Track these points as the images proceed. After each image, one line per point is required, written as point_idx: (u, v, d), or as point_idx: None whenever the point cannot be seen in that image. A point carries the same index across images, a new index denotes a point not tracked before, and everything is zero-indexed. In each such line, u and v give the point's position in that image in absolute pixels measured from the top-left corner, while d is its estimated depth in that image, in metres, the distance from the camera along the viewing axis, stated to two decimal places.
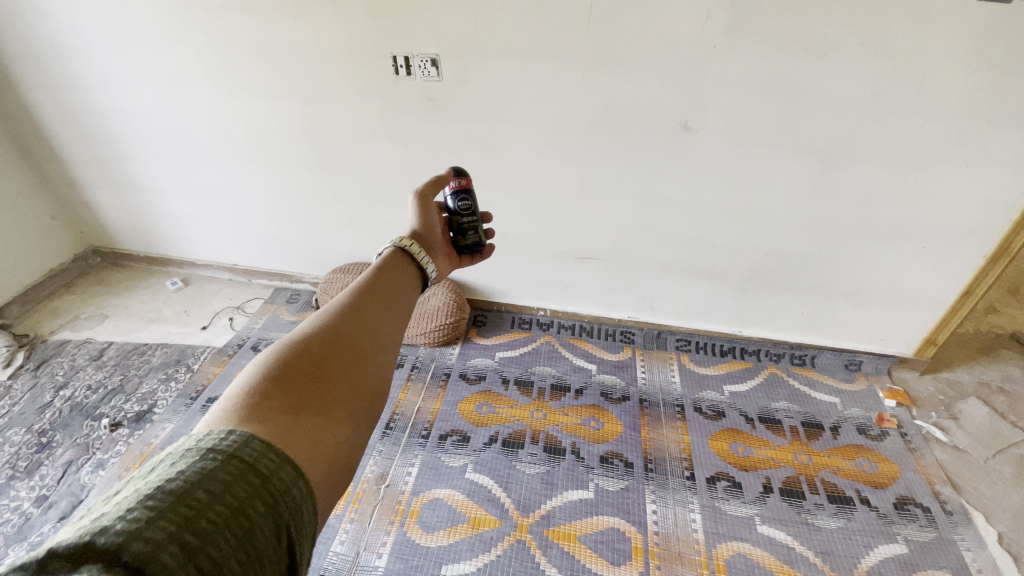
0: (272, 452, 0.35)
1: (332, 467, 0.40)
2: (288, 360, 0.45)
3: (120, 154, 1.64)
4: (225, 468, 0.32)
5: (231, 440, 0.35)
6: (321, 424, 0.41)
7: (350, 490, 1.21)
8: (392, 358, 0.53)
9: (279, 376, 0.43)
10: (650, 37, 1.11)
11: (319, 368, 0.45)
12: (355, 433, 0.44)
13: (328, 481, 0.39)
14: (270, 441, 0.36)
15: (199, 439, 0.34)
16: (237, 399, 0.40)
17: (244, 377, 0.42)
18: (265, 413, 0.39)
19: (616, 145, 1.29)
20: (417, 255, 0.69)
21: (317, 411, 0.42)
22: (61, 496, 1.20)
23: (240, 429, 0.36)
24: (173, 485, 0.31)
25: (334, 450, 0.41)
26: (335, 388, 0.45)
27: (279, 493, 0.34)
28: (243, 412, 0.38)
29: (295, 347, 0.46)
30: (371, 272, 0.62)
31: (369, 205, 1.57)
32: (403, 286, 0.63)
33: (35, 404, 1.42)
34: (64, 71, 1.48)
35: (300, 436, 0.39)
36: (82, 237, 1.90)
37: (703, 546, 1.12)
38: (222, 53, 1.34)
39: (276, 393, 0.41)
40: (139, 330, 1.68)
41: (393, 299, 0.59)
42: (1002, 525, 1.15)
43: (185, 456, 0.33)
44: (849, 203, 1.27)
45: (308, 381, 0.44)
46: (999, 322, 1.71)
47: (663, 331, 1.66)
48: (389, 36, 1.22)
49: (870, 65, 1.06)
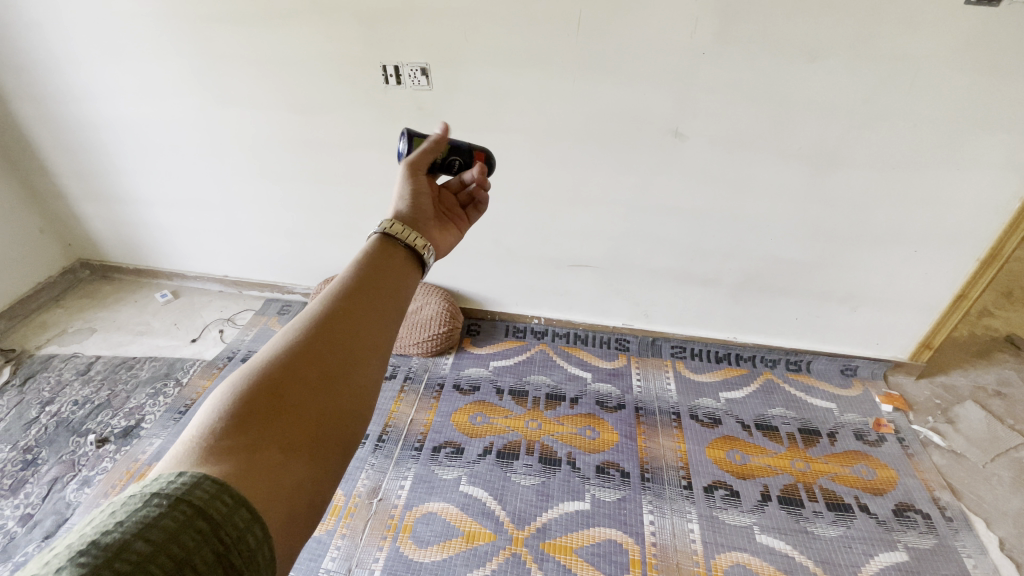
0: (226, 494, 0.34)
1: (291, 507, 0.39)
2: (249, 393, 0.42)
3: (108, 166, 1.63)
4: (170, 514, 0.32)
5: (179, 482, 0.34)
6: (281, 462, 0.39)
7: (342, 505, 1.18)
8: (374, 371, 0.49)
9: (239, 411, 0.40)
10: (640, 45, 1.11)
11: (283, 396, 0.42)
12: (320, 470, 0.42)
13: (286, 524, 0.38)
14: (224, 481, 0.35)
15: (146, 484, 0.34)
16: (190, 444, 0.38)
17: (201, 416, 0.40)
18: (219, 455, 0.37)
19: (607, 152, 1.29)
20: (404, 237, 0.63)
21: (278, 447, 0.40)
22: (46, 515, 1.17)
23: (192, 471, 0.35)
24: (110, 538, 0.30)
25: (294, 490, 0.39)
26: (302, 419, 0.42)
27: (231, 540, 0.33)
28: (196, 455, 0.37)
29: (259, 374, 0.43)
30: (353, 266, 0.57)
31: (360, 214, 1.56)
32: (392, 276, 0.58)
33: (21, 421, 1.39)
34: (52, 83, 1.47)
35: (259, 476, 0.37)
36: (70, 250, 1.88)
37: (701, 557, 1.10)
38: (211, 63, 1.33)
39: (232, 431, 0.39)
40: (128, 344, 1.66)
41: (378, 296, 0.54)
42: (1003, 530, 1.14)
43: (126, 504, 0.32)
44: (841, 208, 1.27)
45: (271, 414, 0.41)
46: (993, 325, 1.71)
47: (658, 338, 1.65)
48: (380, 46, 1.22)
49: (858, 71, 1.07)
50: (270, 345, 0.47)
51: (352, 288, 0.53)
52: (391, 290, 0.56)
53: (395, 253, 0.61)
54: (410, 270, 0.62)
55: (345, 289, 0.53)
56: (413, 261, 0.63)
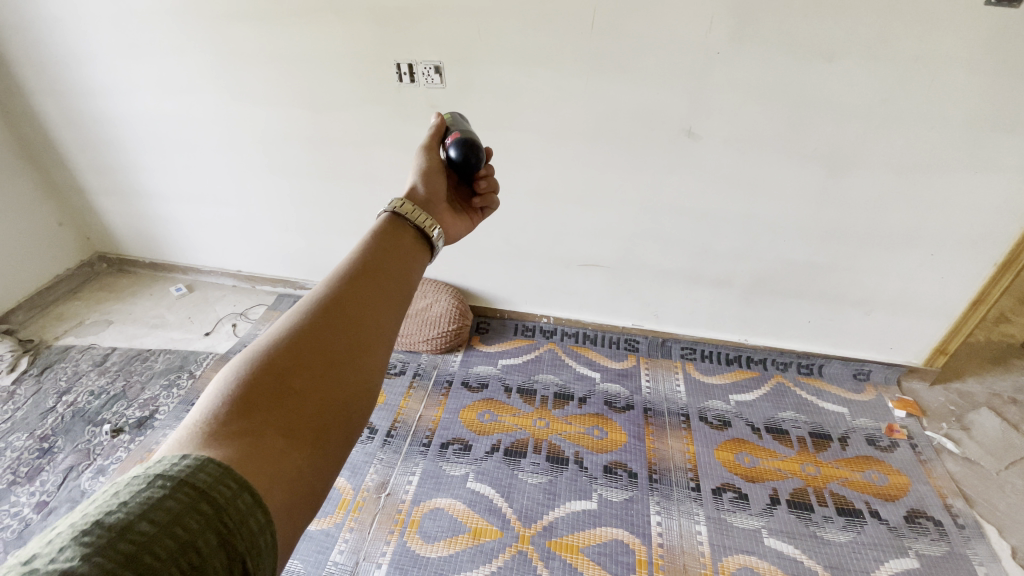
0: (229, 478, 0.35)
1: (293, 494, 0.39)
2: (252, 377, 0.42)
3: (126, 161, 1.66)
4: (174, 496, 0.32)
5: (183, 465, 0.34)
6: (284, 449, 0.40)
7: (350, 499, 1.20)
8: (379, 357, 0.50)
9: (244, 395, 0.41)
10: (654, 44, 1.11)
11: (287, 381, 0.43)
12: (321, 457, 0.43)
13: (287, 511, 0.38)
14: (228, 465, 0.36)
15: (150, 466, 0.34)
16: (195, 427, 0.38)
17: (206, 400, 0.41)
18: (223, 438, 0.38)
19: (619, 151, 1.29)
20: (413, 216, 0.64)
21: (281, 433, 0.40)
22: (61, 502, 1.20)
23: (196, 453, 0.36)
24: (115, 519, 0.31)
25: (296, 476, 0.39)
26: (305, 404, 0.43)
27: (233, 523, 0.34)
28: (200, 438, 0.37)
29: (263, 358, 0.44)
30: (360, 248, 0.58)
31: (372, 211, 1.57)
32: (399, 258, 0.59)
33: (38, 410, 1.42)
34: (73, 79, 1.50)
35: (262, 461, 0.38)
36: (88, 243, 1.92)
37: (708, 559, 1.09)
38: (229, 60, 1.35)
39: (236, 416, 0.40)
40: (143, 336, 1.69)
41: (384, 280, 0.55)
42: (1016, 539, 1.12)
43: (130, 485, 0.33)
44: (855, 210, 1.26)
45: (274, 398, 0.42)
46: (1010, 331, 1.68)
47: (668, 339, 1.64)
48: (394, 44, 1.23)
49: (876, 71, 1.05)
50: (274, 328, 0.48)
51: (359, 272, 0.54)
52: (398, 274, 0.57)
53: (404, 235, 0.62)
54: (419, 253, 0.62)
55: (351, 273, 0.54)
56: (421, 243, 0.64)
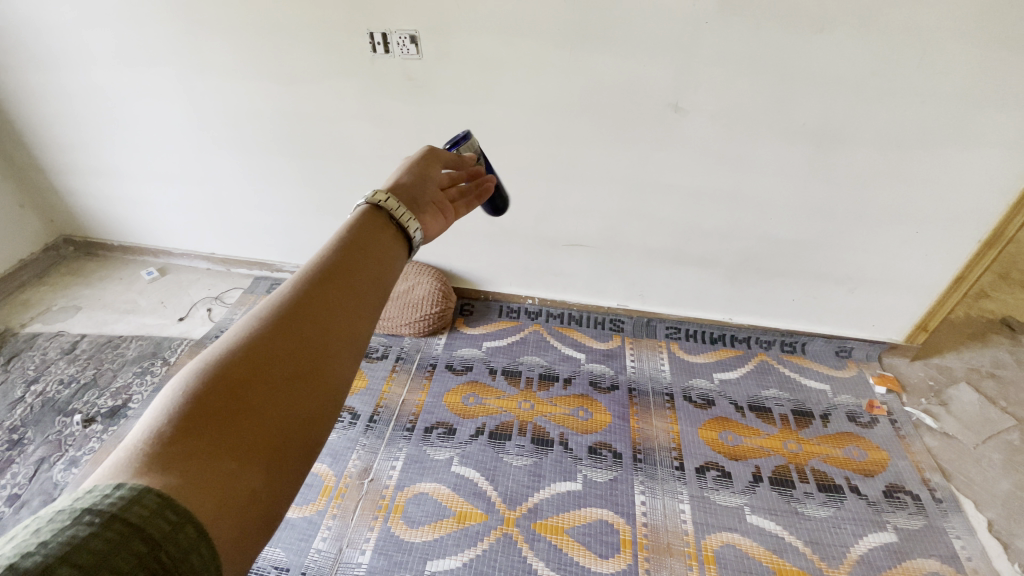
0: (168, 510, 0.31)
1: (244, 520, 0.36)
2: (203, 391, 0.39)
3: (87, 138, 1.57)
4: (101, 535, 0.28)
5: (116, 497, 0.30)
6: (235, 471, 0.37)
7: (333, 485, 1.18)
8: (344, 366, 0.47)
9: (192, 412, 0.38)
10: (640, 13, 1.06)
11: (241, 396, 0.40)
12: (277, 476, 0.39)
13: (239, 538, 0.35)
14: (168, 494, 0.32)
15: (78, 497, 0.30)
16: (134, 450, 0.35)
17: (149, 418, 0.37)
18: (167, 460, 0.34)
19: (604, 126, 1.24)
20: (395, 213, 0.60)
21: (233, 454, 0.37)
22: (33, 495, 1.16)
23: (132, 482, 0.32)
24: (30, 562, 0.27)
25: (248, 499, 0.36)
26: (261, 420, 0.40)
27: (170, 562, 0.30)
28: (138, 462, 0.34)
29: (215, 371, 0.41)
30: (332, 245, 0.54)
31: (349, 189, 1.52)
32: (371, 257, 0.55)
33: (5, 400, 1.36)
34: (25, 50, 1.39)
35: (208, 486, 0.34)
36: (53, 226, 1.83)
37: (692, 538, 1.10)
38: (190, 29, 1.27)
39: (181, 435, 0.36)
40: (114, 322, 1.63)
41: (355, 282, 0.52)
42: (991, 512, 1.15)
43: (53, 522, 0.29)
44: (843, 186, 1.24)
45: (225, 416, 0.38)
46: (989, 307, 1.70)
47: (653, 318, 1.63)
48: (367, 12, 1.16)
49: (867, 42, 1.02)
50: (230, 335, 0.44)
51: (326, 273, 0.51)
52: (371, 275, 0.54)
53: (383, 232, 0.58)
54: (398, 251, 0.59)
55: (319, 274, 0.50)
56: (402, 242, 0.61)
